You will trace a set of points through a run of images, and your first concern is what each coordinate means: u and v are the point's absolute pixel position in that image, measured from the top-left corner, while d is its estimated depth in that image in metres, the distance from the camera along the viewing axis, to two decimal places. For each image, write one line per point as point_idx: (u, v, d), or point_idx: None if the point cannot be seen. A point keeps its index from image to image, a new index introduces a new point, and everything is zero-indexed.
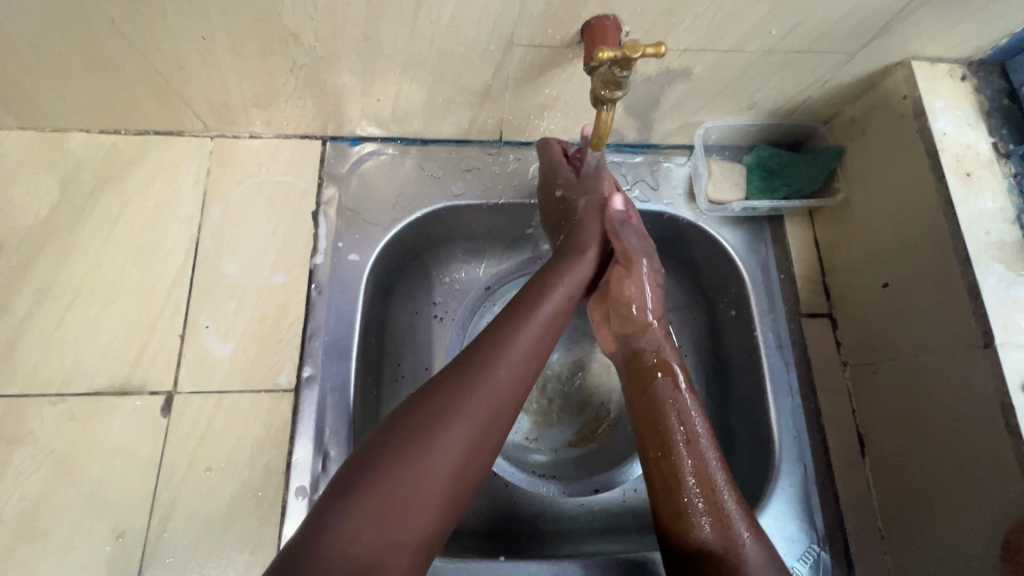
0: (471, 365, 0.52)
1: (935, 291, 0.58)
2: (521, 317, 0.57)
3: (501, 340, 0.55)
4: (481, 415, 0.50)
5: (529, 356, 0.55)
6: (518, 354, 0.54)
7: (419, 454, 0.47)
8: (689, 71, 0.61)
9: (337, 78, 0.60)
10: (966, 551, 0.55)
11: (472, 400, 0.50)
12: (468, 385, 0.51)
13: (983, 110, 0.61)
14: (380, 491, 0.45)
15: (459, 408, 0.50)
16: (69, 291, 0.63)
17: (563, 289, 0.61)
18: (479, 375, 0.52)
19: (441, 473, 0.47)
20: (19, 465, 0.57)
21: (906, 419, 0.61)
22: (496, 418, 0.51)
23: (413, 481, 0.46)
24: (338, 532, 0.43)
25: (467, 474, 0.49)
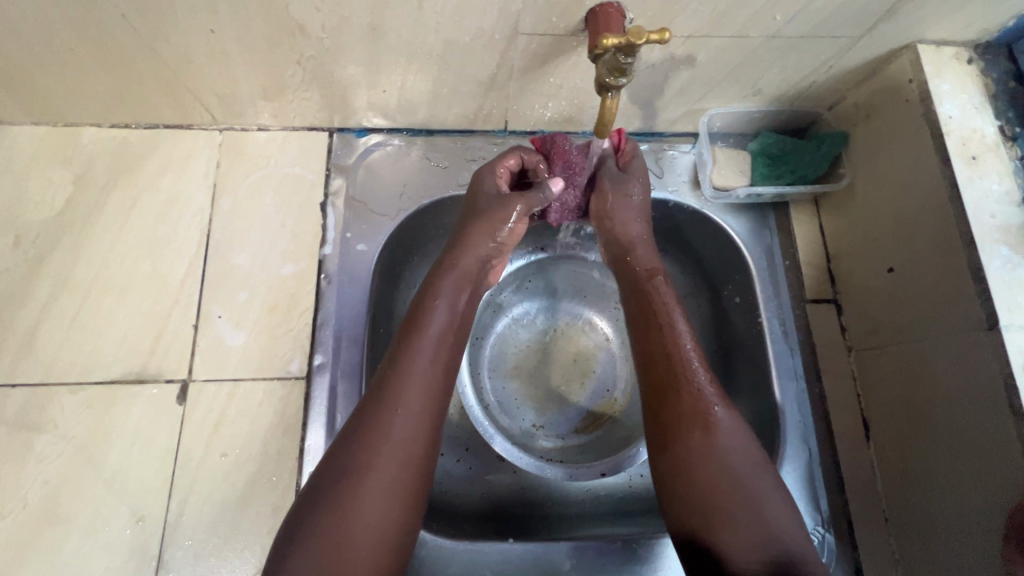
0: (374, 410, 0.50)
1: (938, 274, 0.58)
2: (413, 344, 0.55)
3: (401, 375, 0.52)
4: (395, 456, 0.49)
5: (433, 384, 0.53)
6: (420, 384, 0.52)
7: (346, 508, 0.46)
8: (693, 57, 0.61)
9: (343, 70, 0.61)
10: (969, 531, 0.55)
11: (385, 442, 0.49)
12: (377, 428, 0.49)
13: (990, 93, 0.61)
14: (313, 555, 0.44)
15: (370, 460, 0.48)
16: (85, 282, 0.65)
17: (443, 304, 0.58)
18: (386, 417, 0.50)
19: (370, 526, 0.46)
20: (41, 452, 0.58)
21: (909, 403, 0.61)
22: (414, 454, 0.50)
23: (343, 536, 0.45)
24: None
25: (399, 513, 0.48)
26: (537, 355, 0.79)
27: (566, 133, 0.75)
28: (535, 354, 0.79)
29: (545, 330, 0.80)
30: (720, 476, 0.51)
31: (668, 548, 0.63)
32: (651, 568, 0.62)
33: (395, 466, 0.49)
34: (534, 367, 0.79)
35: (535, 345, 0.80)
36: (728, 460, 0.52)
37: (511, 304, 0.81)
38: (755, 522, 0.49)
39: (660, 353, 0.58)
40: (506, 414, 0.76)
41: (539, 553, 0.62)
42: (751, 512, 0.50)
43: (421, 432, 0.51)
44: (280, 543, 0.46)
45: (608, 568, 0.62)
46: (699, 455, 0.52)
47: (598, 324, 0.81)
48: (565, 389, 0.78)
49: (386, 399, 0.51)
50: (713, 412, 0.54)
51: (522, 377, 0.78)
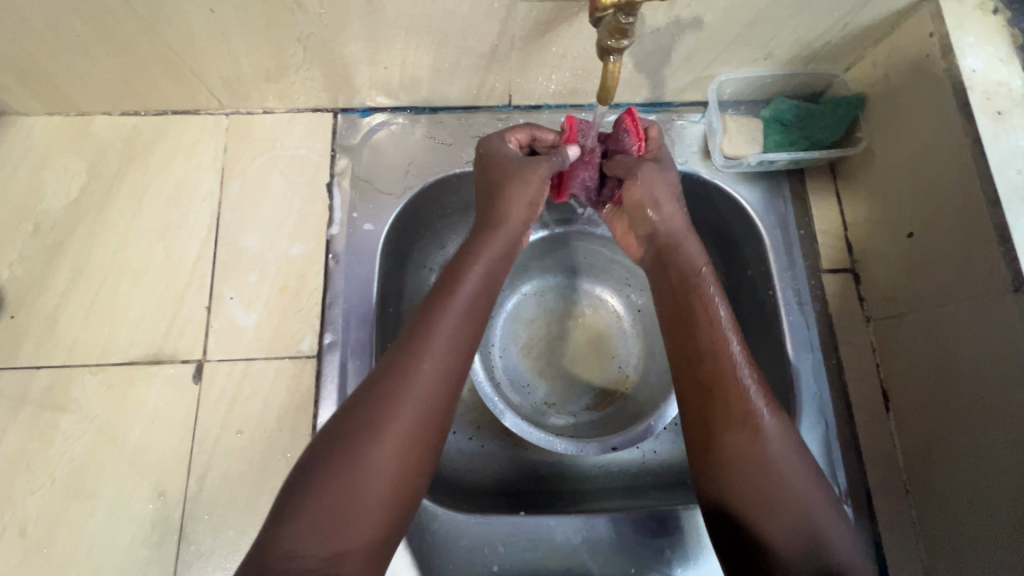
0: (390, 373, 0.48)
1: (962, 237, 0.56)
2: (443, 302, 0.52)
3: (428, 333, 0.50)
4: (415, 413, 0.47)
5: (453, 346, 0.50)
6: (446, 338, 0.50)
7: (351, 467, 0.44)
8: (700, 20, 0.59)
9: (344, 47, 0.61)
10: (993, 498, 0.53)
11: (393, 411, 0.46)
12: (393, 380, 0.47)
13: (1017, 45, 0.57)
14: (314, 520, 0.42)
15: (381, 419, 0.46)
16: (102, 267, 0.66)
17: (482, 265, 0.55)
18: (401, 378, 0.47)
19: (379, 478, 0.44)
20: (67, 430, 0.61)
21: (930, 371, 0.60)
22: (433, 413, 0.48)
23: (348, 500, 0.43)
24: (277, 551, 0.41)
25: (410, 466, 0.46)
26: (547, 333, 0.79)
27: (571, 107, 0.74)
28: (544, 333, 0.79)
29: (554, 308, 0.80)
30: (765, 485, 0.49)
31: (682, 520, 0.63)
32: (664, 541, 0.62)
33: (410, 429, 0.46)
34: (545, 346, 0.78)
35: (544, 323, 0.79)
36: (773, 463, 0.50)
37: (518, 283, 0.80)
38: (799, 520, 0.48)
39: (702, 358, 0.54)
40: (518, 392, 0.76)
41: (551, 525, 0.62)
42: (802, 507, 0.48)
43: (440, 394, 0.48)
44: (287, 488, 0.45)
45: (620, 541, 0.62)
46: (748, 456, 0.50)
47: (607, 302, 0.81)
48: (576, 367, 0.78)
49: (407, 358, 0.48)
50: (759, 415, 0.51)
51: (532, 356, 0.78)
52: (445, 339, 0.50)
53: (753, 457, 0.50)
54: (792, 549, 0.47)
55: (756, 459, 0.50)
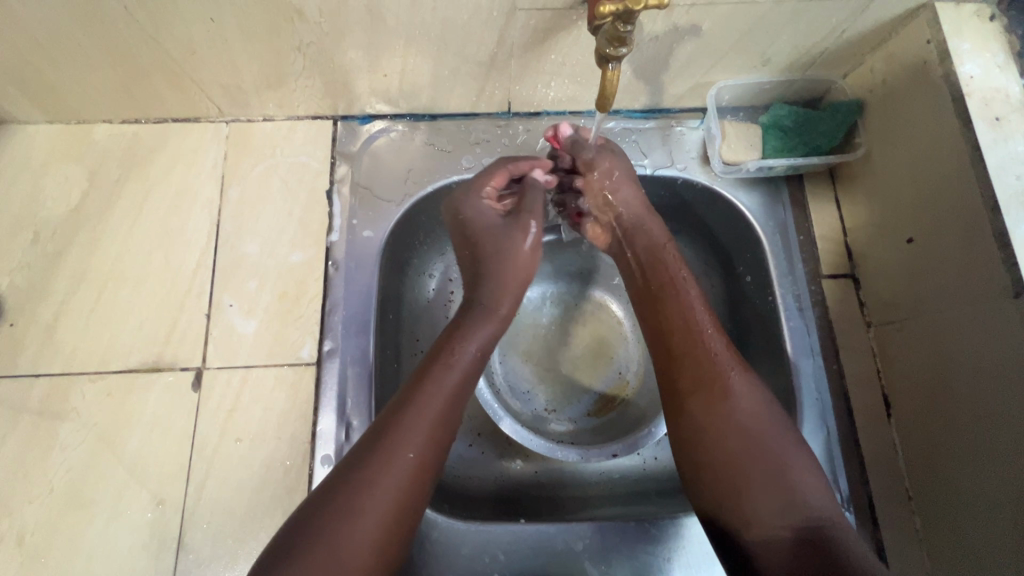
0: (388, 423, 0.50)
1: (961, 242, 0.56)
2: (445, 356, 0.55)
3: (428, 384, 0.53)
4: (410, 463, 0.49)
5: (451, 404, 0.53)
6: (444, 390, 0.53)
7: (347, 516, 0.46)
8: (698, 27, 0.59)
9: (344, 55, 0.61)
10: (995, 505, 0.53)
11: (390, 461, 0.48)
12: (392, 430, 0.50)
13: (1014, 51, 0.57)
14: (314, 564, 0.43)
15: (380, 469, 0.48)
16: (102, 275, 0.66)
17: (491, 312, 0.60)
18: (402, 433, 0.49)
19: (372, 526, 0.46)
20: (65, 439, 0.60)
21: (931, 378, 0.59)
22: (427, 461, 0.50)
23: (341, 548, 0.45)
24: None
25: (400, 513, 0.48)
26: (547, 339, 0.79)
27: (570, 113, 0.74)
28: (543, 339, 0.79)
29: (554, 314, 0.80)
30: (735, 451, 0.51)
31: (683, 527, 0.62)
32: (664, 548, 0.62)
33: (405, 478, 0.49)
34: (544, 352, 0.78)
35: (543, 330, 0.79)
36: (746, 427, 0.51)
37: None
38: (781, 491, 0.48)
39: (670, 322, 0.58)
40: (518, 398, 0.76)
41: (551, 533, 0.62)
42: (779, 467, 0.49)
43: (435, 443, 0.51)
44: (281, 537, 0.45)
45: (620, 550, 0.61)
46: (713, 421, 0.52)
47: (607, 308, 0.80)
48: (576, 373, 0.77)
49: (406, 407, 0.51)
50: (727, 377, 0.53)
51: (531, 363, 0.78)
52: (444, 392, 0.53)
53: (719, 416, 0.52)
54: (778, 522, 0.47)
55: (720, 424, 0.52)
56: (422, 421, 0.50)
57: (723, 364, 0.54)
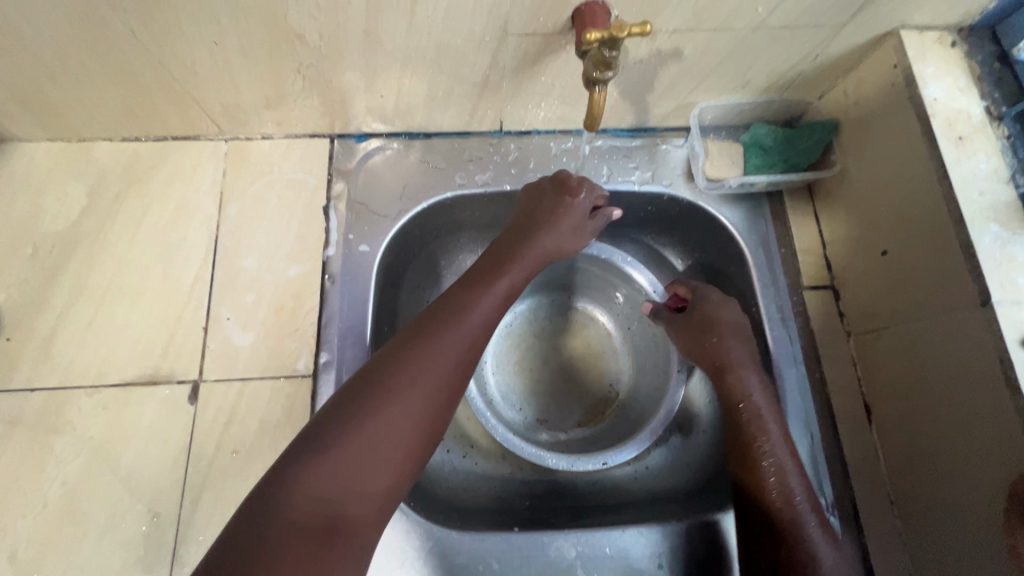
0: (421, 334, 0.51)
1: (932, 253, 0.59)
2: (481, 285, 0.57)
3: (460, 306, 0.54)
4: (443, 373, 0.50)
5: (485, 327, 0.55)
6: (479, 315, 0.54)
7: (378, 413, 0.46)
8: (680, 51, 0.63)
9: (342, 76, 0.63)
10: (971, 506, 0.55)
11: (423, 373, 0.49)
12: (423, 342, 0.51)
13: (975, 75, 0.61)
14: (346, 453, 0.44)
15: (414, 374, 0.49)
16: (100, 290, 0.67)
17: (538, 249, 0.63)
18: (431, 349, 0.50)
19: (405, 426, 0.47)
20: (60, 453, 0.61)
21: (908, 383, 0.62)
22: (457, 376, 0.51)
23: (376, 438, 0.45)
24: (299, 484, 0.42)
25: (428, 423, 0.49)
26: (540, 351, 0.80)
27: (560, 132, 0.77)
28: (535, 351, 0.80)
29: (545, 327, 0.82)
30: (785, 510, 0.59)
31: (674, 533, 0.63)
32: (655, 554, 0.63)
33: (438, 387, 0.49)
34: (537, 363, 0.80)
35: (536, 342, 0.81)
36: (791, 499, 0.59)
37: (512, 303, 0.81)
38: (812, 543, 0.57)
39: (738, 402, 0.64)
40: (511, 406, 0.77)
41: (544, 541, 0.62)
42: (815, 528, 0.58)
43: (467, 363, 0.52)
44: (310, 431, 0.45)
45: (613, 558, 0.62)
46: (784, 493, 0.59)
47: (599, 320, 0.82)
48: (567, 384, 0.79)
49: (441, 321, 0.52)
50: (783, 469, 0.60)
51: (524, 374, 0.79)
52: (479, 316, 0.54)
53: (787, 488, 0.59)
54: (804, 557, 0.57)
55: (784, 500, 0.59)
56: (456, 332, 0.52)
57: (770, 429, 0.62)
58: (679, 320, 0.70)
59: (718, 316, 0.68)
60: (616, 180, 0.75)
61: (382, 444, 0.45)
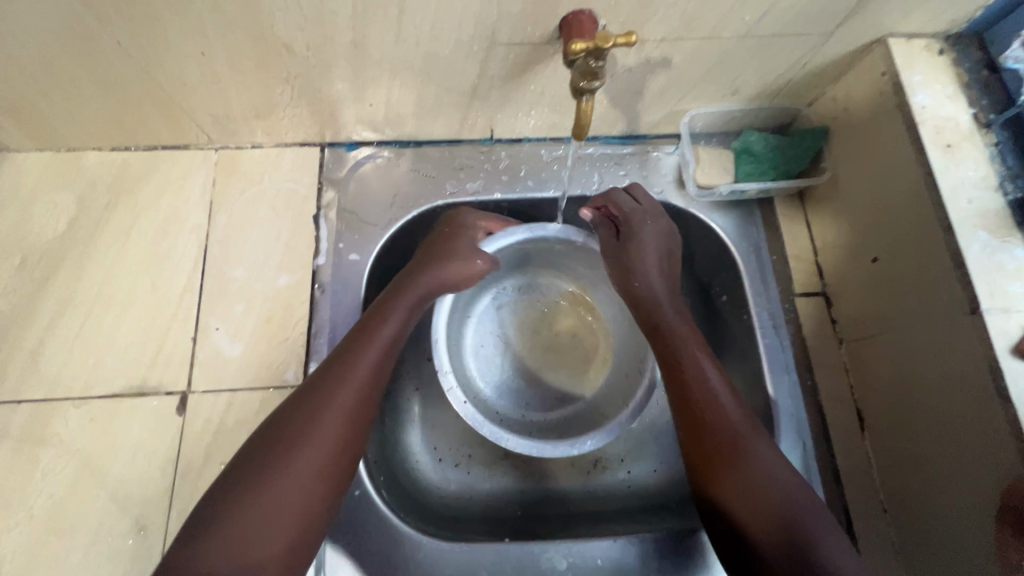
0: (306, 407, 0.52)
1: (921, 261, 0.59)
2: (359, 339, 0.57)
3: (345, 367, 0.54)
4: (332, 441, 0.51)
5: (368, 386, 0.55)
6: (361, 373, 0.55)
7: (266, 484, 0.48)
8: (669, 60, 0.63)
9: (330, 86, 0.63)
10: (962, 516, 0.54)
11: (313, 443, 0.50)
12: (308, 412, 0.52)
13: (963, 82, 0.61)
14: (234, 525, 0.46)
15: (298, 443, 0.50)
16: (88, 300, 0.67)
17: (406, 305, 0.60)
18: (314, 416, 0.51)
19: (297, 498, 0.48)
20: (47, 465, 0.60)
21: (899, 391, 0.61)
22: (347, 438, 0.53)
23: (268, 505, 0.47)
24: (194, 565, 0.44)
25: (325, 483, 0.51)
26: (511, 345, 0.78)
27: (551, 139, 0.77)
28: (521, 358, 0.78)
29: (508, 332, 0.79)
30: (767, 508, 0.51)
31: (665, 543, 0.63)
32: (646, 565, 0.62)
33: (331, 447, 0.51)
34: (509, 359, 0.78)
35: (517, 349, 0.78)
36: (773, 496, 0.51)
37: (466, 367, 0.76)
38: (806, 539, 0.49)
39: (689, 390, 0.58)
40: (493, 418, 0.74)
41: (536, 552, 0.62)
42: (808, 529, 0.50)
43: (353, 429, 0.53)
44: (204, 507, 0.48)
45: (605, 568, 0.62)
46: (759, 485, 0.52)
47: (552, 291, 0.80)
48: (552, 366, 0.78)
49: (333, 384, 0.53)
50: (753, 449, 0.54)
51: (529, 377, 0.77)
52: (363, 374, 0.55)
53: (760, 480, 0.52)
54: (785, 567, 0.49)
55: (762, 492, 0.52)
56: (337, 399, 0.53)
57: (741, 430, 0.55)
58: (609, 239, 0.68)
59: (641, 242, 0.65)
60: (607, 188, 0.76)
61: (269, 514, 0.47)
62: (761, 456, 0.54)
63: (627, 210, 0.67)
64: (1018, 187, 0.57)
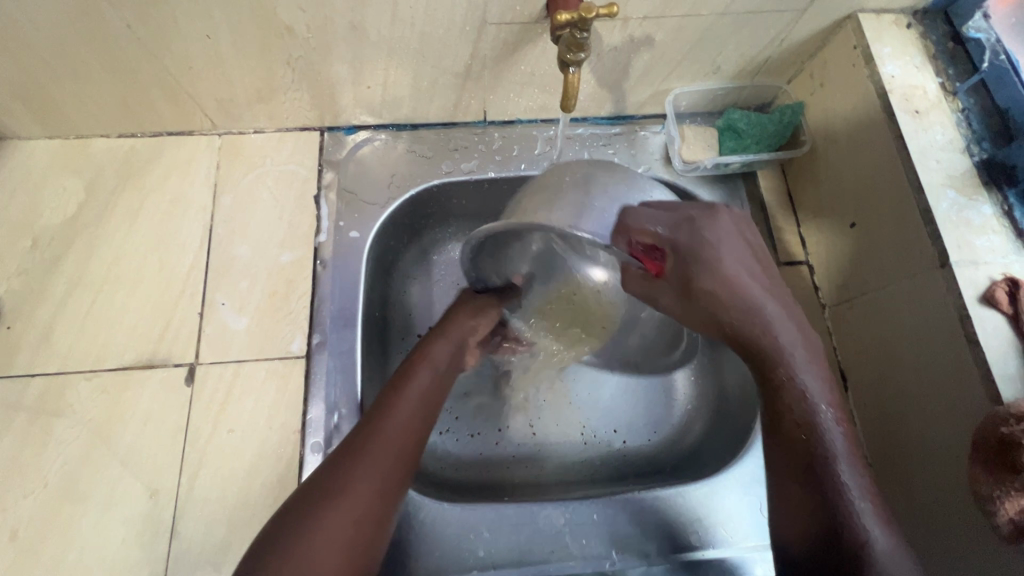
0: (347, 446, 0.52)
1: (895, 222, 0.62)
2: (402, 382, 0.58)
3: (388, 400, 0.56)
4: (370, 484, 0.50)
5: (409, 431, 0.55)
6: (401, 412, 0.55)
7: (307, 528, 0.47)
8: (652, 38, 0.66)
9: (330, 69, 0.66)
10: (941, 461, 0.56)
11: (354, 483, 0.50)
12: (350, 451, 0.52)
13: (930, 54, 0.65)
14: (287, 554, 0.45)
15: (338, 491, 0.49)
16: (98, 279, 0.69)
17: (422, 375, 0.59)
18: (363, 454, 0.51)
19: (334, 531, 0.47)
20: (60, 435, 0.62)
21: (879, 347, 0.64)
22: (389, 482, 0.51)
23: (304, 541, 0.46)
24: None
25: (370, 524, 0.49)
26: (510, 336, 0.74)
27: (542, 121, 0.80)
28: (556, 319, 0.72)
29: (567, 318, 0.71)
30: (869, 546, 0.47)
31: (659, 500, 0.65)
32: (642, 519, 0.65)
33: (367, 491, 0.50)
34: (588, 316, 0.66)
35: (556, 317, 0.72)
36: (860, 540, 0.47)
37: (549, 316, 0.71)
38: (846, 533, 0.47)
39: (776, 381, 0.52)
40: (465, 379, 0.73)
41: (534, 509, 0.64)
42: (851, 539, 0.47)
43: (395, 468, 0.52)
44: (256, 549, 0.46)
45: (602, 524, 0.64)
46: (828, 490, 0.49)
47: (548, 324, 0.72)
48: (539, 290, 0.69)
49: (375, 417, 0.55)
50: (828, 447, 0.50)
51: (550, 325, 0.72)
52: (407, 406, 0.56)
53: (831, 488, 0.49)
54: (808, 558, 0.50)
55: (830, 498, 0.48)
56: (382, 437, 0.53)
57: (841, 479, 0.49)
58: (681, 305, 0.55)
59: (728, 278, 0.52)
60: None
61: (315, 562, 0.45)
62: (825, 454, 0.50)
63: (683, 238, 0.53)
64: (983, 149, 0.60)
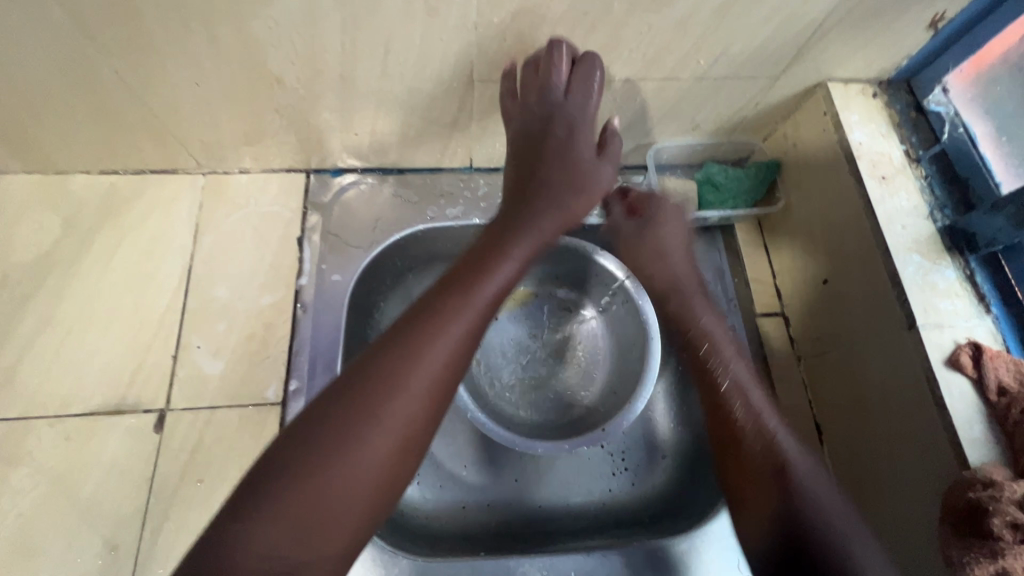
0: (389, 359, 0.45)
1: (864, 281, 0.64)
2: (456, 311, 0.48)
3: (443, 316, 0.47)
4: (411, 408, 0.44)
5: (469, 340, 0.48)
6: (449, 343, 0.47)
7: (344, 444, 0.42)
8: (633, 98, 0.68)
9: (319, 116, 0.67)
10: (911, 520, 0.58)
11: (404, 393, 0.44)
12: (389, 369, 0.44)
13: (895, 122, 0.69)
14: (300, 490, 0.40)
15: (393, 392, 0.44)
16: (69, 319, 0.67)
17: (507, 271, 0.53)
18: (413, 360, 0.45)
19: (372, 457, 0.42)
20: (17, 484, 0.60)
21: (852, 402, 0.65)
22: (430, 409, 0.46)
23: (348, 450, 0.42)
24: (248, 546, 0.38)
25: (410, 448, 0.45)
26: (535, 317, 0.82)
27: None
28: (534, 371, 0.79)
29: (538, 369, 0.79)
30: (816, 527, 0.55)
31: (636, 557, 0.65)
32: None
33: (410, 414, 0.44)
34: (558, 381, 0.79)
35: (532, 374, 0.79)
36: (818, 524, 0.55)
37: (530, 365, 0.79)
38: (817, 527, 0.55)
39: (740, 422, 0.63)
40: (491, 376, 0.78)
41: (509, 566, 0.64)
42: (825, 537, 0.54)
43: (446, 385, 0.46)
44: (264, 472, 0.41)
45: None
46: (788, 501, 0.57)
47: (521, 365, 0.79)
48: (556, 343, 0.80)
49: (421, 337, 0.46)
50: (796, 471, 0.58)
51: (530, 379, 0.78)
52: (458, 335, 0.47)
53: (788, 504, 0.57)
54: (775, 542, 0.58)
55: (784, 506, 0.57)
56: (439, 349, 0.46)
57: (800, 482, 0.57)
58: None
59: None
60: None
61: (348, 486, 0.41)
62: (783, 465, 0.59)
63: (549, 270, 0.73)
64: (946, 216, 0.63)
